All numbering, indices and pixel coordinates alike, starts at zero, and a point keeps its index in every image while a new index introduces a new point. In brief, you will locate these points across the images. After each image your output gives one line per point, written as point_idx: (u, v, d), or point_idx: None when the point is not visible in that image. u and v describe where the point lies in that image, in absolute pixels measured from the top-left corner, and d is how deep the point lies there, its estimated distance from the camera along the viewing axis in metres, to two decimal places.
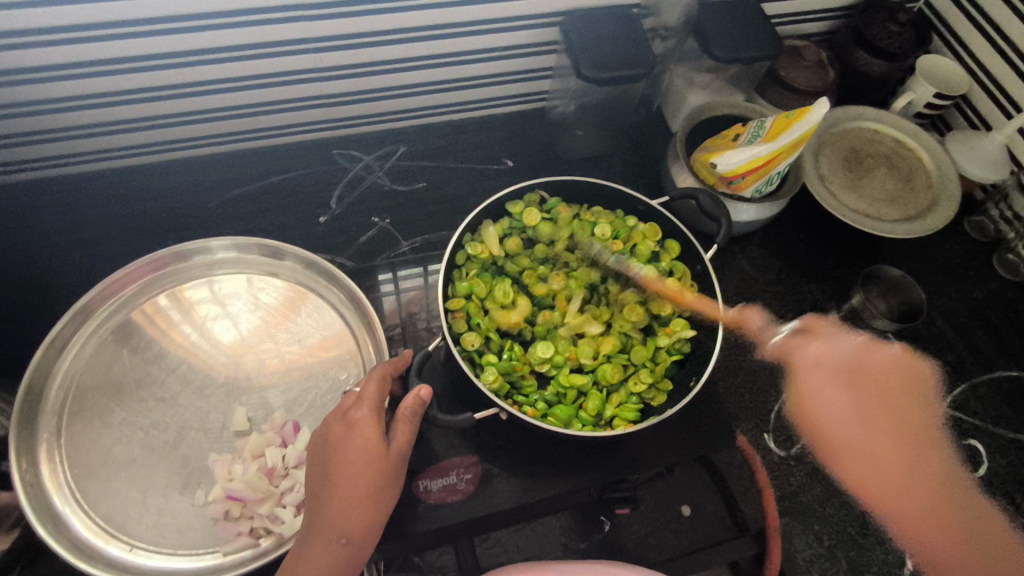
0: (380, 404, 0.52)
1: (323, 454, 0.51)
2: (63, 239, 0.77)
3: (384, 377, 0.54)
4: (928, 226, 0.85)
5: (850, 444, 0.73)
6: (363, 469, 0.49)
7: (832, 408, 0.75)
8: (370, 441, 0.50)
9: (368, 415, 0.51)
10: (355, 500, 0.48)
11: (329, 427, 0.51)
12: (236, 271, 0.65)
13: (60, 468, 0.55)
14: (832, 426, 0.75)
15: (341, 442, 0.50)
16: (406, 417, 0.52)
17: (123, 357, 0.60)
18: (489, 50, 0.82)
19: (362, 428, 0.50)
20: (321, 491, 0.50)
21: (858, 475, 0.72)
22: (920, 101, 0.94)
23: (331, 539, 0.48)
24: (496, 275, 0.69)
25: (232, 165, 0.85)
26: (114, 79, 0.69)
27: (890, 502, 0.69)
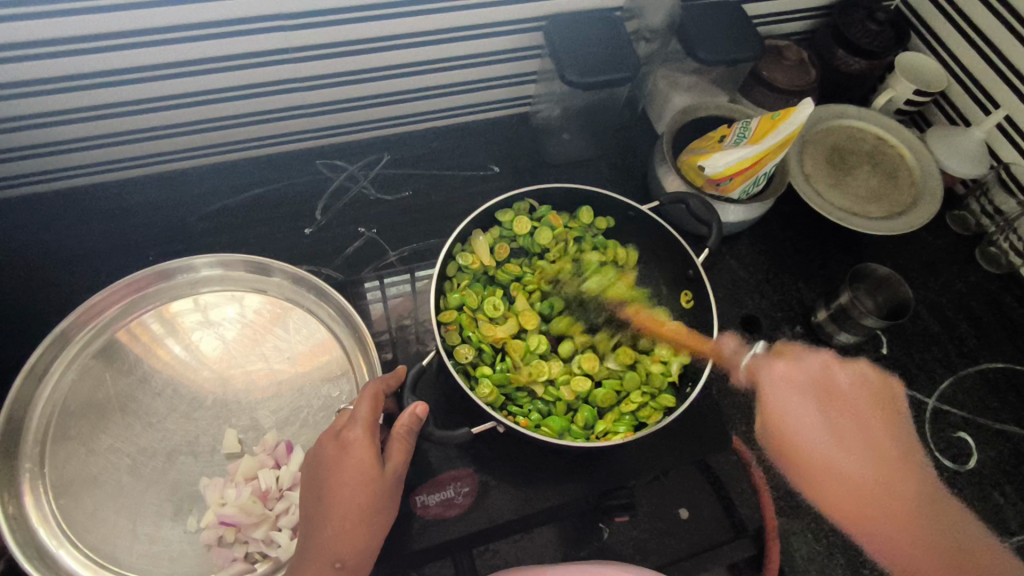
0: (374, 423, 0.51)
1: (314, 477, 0.49)
2: (39, 258, 0.75)
3: (377, 394, 0.53)
4: (912, 222, 0.86)
5: (838, 472, 0.72)
6: (358, 490, 0.48)
7: (818, 437, 0.74)
8: (364, 462, 0.49)
9: (362, 435, 0.50)
10: (349, 522, 0.48)
11: (322, 447, 0.50)
12: (221, 288, 0.64)
13: (45, 500, 0.53)
14: (799, 446, 0.74)
15: (334, 464, 0.49)
16: (401, 436, 0.51)
17: (106, 383, 0.58)
18: (472, 56, 0.81)
19: (355, 448, 0.49)
20: (316, 514, 0.48)
21: (830, 496, 0.71)
22: (899, 98, 0.95)
23: (325, 563, 0.47)
24: (488, 286, 0.69)
25: (213, 179, 0.83)
26: (90, 95, 0.67)
27: (874, 526, 0.69)
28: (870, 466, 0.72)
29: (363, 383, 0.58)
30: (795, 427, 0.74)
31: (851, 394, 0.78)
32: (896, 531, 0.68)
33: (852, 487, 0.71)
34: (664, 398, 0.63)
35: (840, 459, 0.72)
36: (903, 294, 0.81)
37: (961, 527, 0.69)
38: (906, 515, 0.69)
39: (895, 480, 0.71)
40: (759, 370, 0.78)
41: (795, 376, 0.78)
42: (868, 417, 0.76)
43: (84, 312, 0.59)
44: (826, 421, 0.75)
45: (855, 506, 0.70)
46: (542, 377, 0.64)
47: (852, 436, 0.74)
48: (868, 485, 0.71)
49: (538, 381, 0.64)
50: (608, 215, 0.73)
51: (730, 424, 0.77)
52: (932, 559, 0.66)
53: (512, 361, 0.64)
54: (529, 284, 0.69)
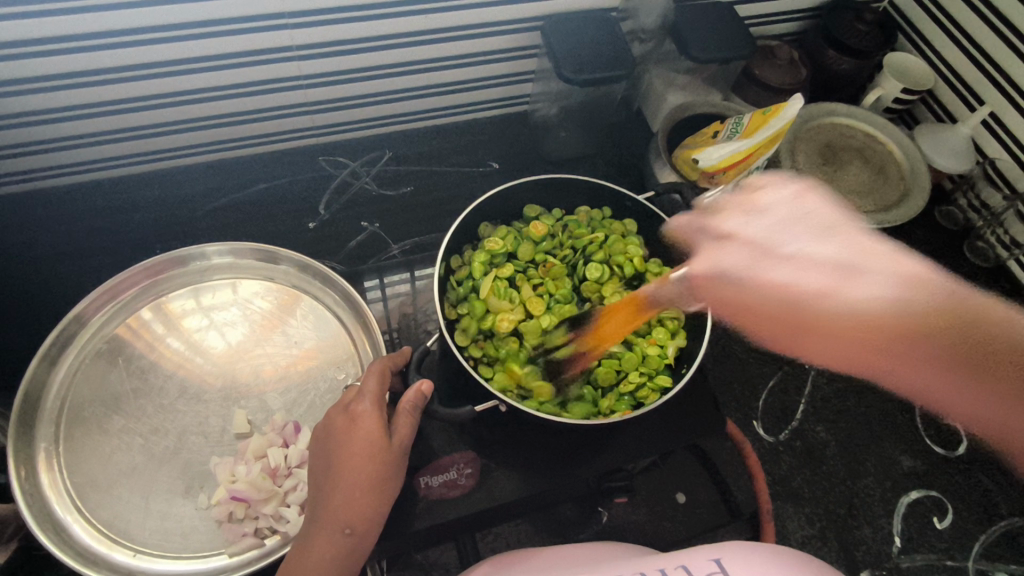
0: (382, 397, 0.53)
1: (324, 448, 0.51)
2: (49, 250, 0.77)
3: (383, 372, 0.55)
4: (902, 216, 0.88)
5: (852, 309, 0.60)
6: (366, 460, 0.50)
7: (815, 253, 0.62)
8: (372, 434, 0.50)
9: (369, 407, 0.51)
10: (358, 491, 0.49)
11: (331, 421, 0.52)
12: (230, 276, 0.65)
13: (60, 477, 0.54)
14: (783, 304, 0.64)
15: (343, 435, 0.51)
16: (407, 411, 0.53)
17: (118, 366, 0.59)
18: (471, 54, 0.83)
19: (363, 420, 0.51)
20: (325, 484, 0.50)
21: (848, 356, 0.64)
22: (889, 96, 0.98)
23: (335, 530, 0.48)
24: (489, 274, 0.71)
25: (219, 174, 0.85)
26: (101, 90, 0.69)
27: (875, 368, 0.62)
28: (895, 268, 0.61)
29: (368, 363, 0.60)
30: (776, 280, 0.63)
31: (782, 236, 0.64)
32: (936, 369, 0.59)
33: (867, 319, 0.60)
34: (661, 380, 0.65)
35: (857, 283, 0.60)
36: None
37: (964, 305, 0.57)
38: (902, 331, 0.58)
39: (924, 327, 0.57)
40: (717, 263, 0.66)
41: (739, 240, 0.65)
42: (815, 233, 0.63)
43: (100, 296, 0.61)
44: (811, 265, 0.61)
45: (886, 339, 0.59)
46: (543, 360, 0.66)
47: (849, 264, 0.60)
48: (869, 318, 0.59)
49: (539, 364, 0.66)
50: (605, 206, 0.75)
51: (725, 411, 0.79)
52: (964, 374, 0.57)
53: (514, 346, 0.66)
54: (529, 273, 0.71)
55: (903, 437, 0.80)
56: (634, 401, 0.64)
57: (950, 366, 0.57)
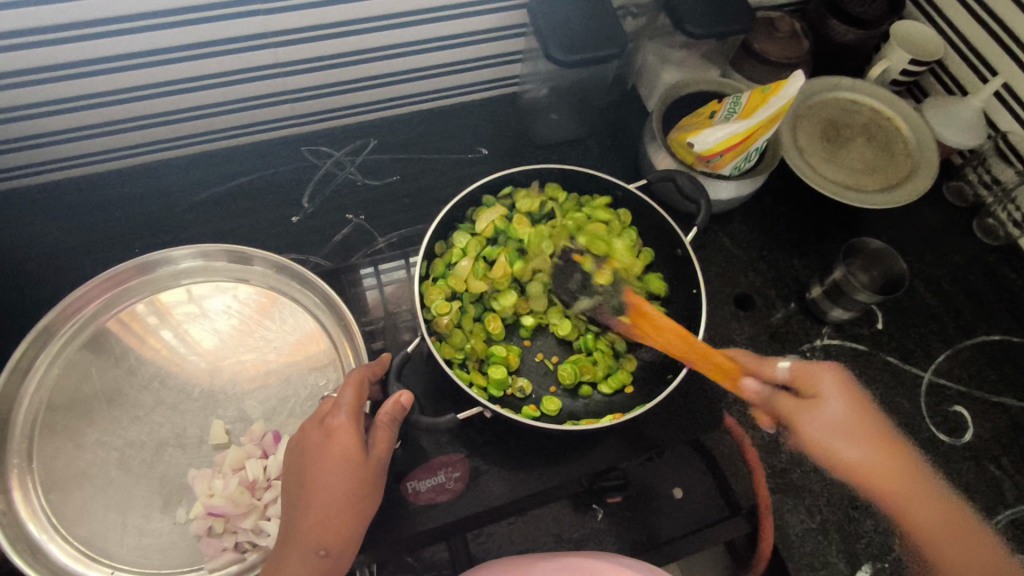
0: (359, 411, 0.52)
1: (298, 465, 0.50)
2: (24, 253, 0.74)
3: (361, 382, 0.53)
4: (905, 196, 0.86)
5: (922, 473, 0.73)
6: (343, 478, 0.49)
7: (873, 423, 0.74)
8: (349, 451, 0.50)
9: (346, 422, 0.50)
10: (333, 509, 0.49)
11: (306, 434, 0.51)
12: (203, 279, 0.63)
13: (34, 494, 0.52)
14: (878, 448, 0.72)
15: (318, 451, 0.50)
16: (384, 424, 0.52)
17: (92, 376, 0.58)
18: (457, 35, 0.80)
19: (341, 435, 0.50)
20: (299, 501, 0.49)
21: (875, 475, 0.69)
22: (896, 68, 0.94)
23: (308, 550, 0.48)
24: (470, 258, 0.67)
25: (197, 169, 0.82)
26: (69, 86, 0.66)
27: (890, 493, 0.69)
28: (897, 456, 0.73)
29: (350, 369, 0.58)
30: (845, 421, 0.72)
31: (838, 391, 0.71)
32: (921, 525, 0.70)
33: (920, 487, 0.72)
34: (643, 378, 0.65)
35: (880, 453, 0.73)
36: (897, 270, 0.79)
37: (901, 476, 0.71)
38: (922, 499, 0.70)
39: (890, 456, 0.70)
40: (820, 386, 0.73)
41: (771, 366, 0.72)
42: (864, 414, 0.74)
43: (66, 307, 0.58)
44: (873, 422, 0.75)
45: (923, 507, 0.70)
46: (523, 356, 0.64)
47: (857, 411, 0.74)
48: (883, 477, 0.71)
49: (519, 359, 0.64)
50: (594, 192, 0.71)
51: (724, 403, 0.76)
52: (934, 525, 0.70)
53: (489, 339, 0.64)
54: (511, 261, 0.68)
55: (907, 426, 0.78)
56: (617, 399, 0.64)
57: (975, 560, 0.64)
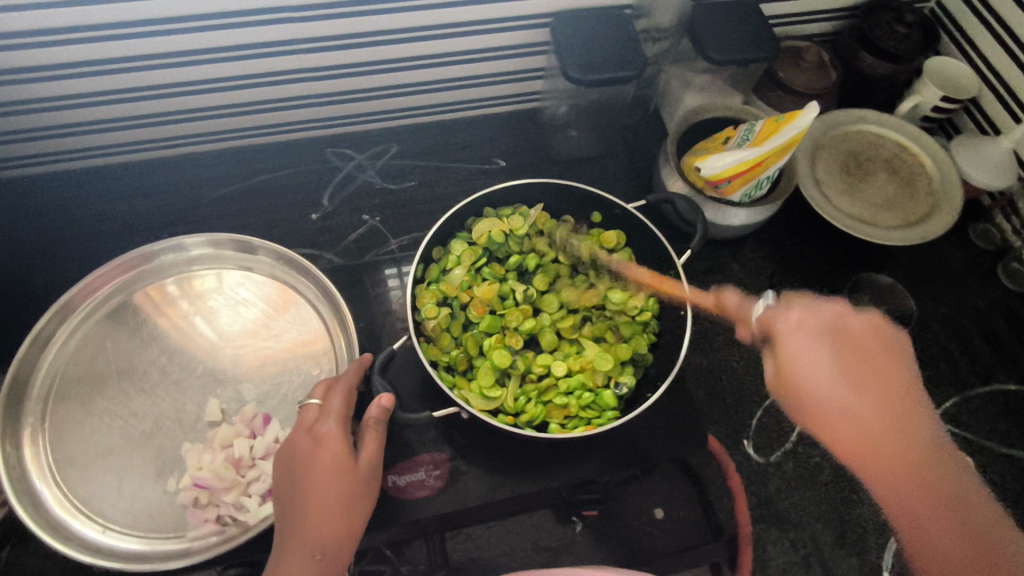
0: (346, 418, 0.55)
1: (288, 474, 0.52)
2: (63, 231, 0.80)
3: (348, 390, 0.57)
4: (925, 234, 0.84)
5: (847, 413, 0.56)
6: (335, 481, 0.52)
7: (819, 362, 0.59)
8: (338, 455, 0.53)
9: (334, 429, 0.54)
10: (330, 508, 0.51)
11: (295, 441, 0.54)
12: (213, 266, 0.67)
13: (43, 452, 0.57)
14: (824, 408, 0.57)
15: (307, 456, 0.53)
16: (371, 427, 0.56)
17: (107, 349, 0.62)
18: (482, 50, 0.83)
19: (329, 440, 0.53)
20: (292, 507, 0.52)
21: (865, 466, 0.56)
22: (926, 103, 0.92)
23: (307, 553, 0.50)
24: (463, 268, 0.65)
25: (227, 163, 0.87)
26: (112, 78, 0.71)
27: (881, 477, 0.56)
28: (872, 400, 0.57)
29: (343, 359, 0.61)
30: (807, 375, 0.58)
31: (836, 352, 0.59)
32: (929, 512, 0.54)
33: (862, 431, 0.56)
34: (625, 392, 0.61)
35: (853, 387, 0.57)
36: (903, 305, 0.87)
37: (942, 467, 0.56)
38: (877, 431, 0.56)
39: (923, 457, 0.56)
40: (800, 349, 0.60)
41: (797, 332, 0.61)
42: (838, 357, 0.59)
43: (82, 290, 0.63)
44: (845, 379, 0.57)
45: (906, 460, 0.55)
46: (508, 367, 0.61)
47: (845, 343, 0.60)
48: (877, 431, 0.55)
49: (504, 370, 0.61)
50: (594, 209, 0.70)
51: (714, 428, 0.76)
52: (936, 512, 0.54)
53: (475, 348, 0.62)
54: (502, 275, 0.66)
55: None
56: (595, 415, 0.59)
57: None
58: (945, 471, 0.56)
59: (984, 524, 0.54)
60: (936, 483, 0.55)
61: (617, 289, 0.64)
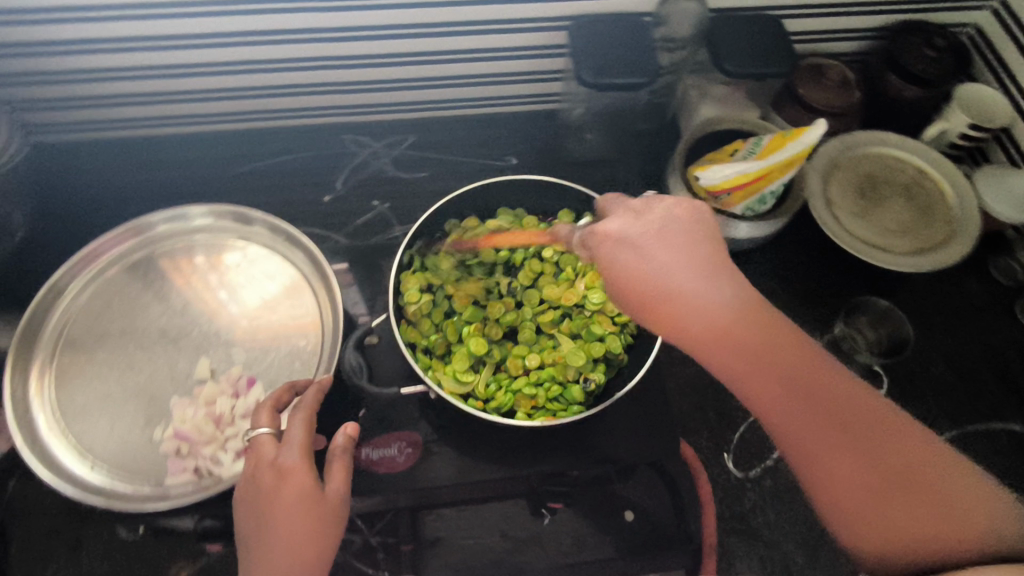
0: (310, 449, 0.54)
1: (253, 509, 0.50)
2: (98, 196, 0.86)
3: (309, 415, 0.56)
4: (937, 261, 0.82)
5: (703, 310, 0.50)
6: (305, 513, 0.50)
7: (651, 259, 0.53)
8: (306, 486, 0.51)
9: (299, 459, 0.52)
10: (303, 540, 0.49)
11: (258, 476, 0.52)
12: (213, 235, 0.70)
13: (48, 394, 0.62)
14: (661, 304, 0.51)
15: (273, 490, 0.51)
16: (338, 456, 0.56)
17: (114, 305, 0.66)
18: (500, 48, 0.84)
19: (296, 471, 0.52)
20: (258, 546, 0.49)
21: (758, 384, 0.47)
22: (954, 131, 0.90)
23: None
24: (450, 258, 0.68)
25: (251, 143, 0.91)
26: (144, 56, 0.75)
27: (772, 413, 0.47)
28: (733, 299, 0.50)
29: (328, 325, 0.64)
30: (651, 274, 0.52)
31: (671, 233, 0.54)
32: (810, 417, 0.46)
33: (716, 322, 0.49)
34: (594, 388, 0.62)
35: (703, 285, 0.51)
36: (903, 331, 0.84)
37: (850, 388, 0.47)
38: (727, 327, 0.49)
39: (801, 359, 0.48)
40: (621, 235, 0.55)
41: (620, 225, 0.56)
42: (671, 248, 0.53)
43: (81, 260, 0.66)
44: (693, 265, 0.52)
45: (788, 381, 0.47)
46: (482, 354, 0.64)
47: (674, 243, 0.53)
48: (732, 323, 0.49)
49: (479, 357, 0.63)
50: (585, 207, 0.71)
51: (694, 438, 0.76)
52: (853, 448, 0.45)
53: (454, 335, 0.64)
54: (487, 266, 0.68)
55: None
56: (560, 407, 0.60)
57: (904, 500, 0.44)
58: (852, 404, 0.46)
59: (880, 437, 0.45)
60: (846, 417, 0.46)
61: (485, 241, 0.67)
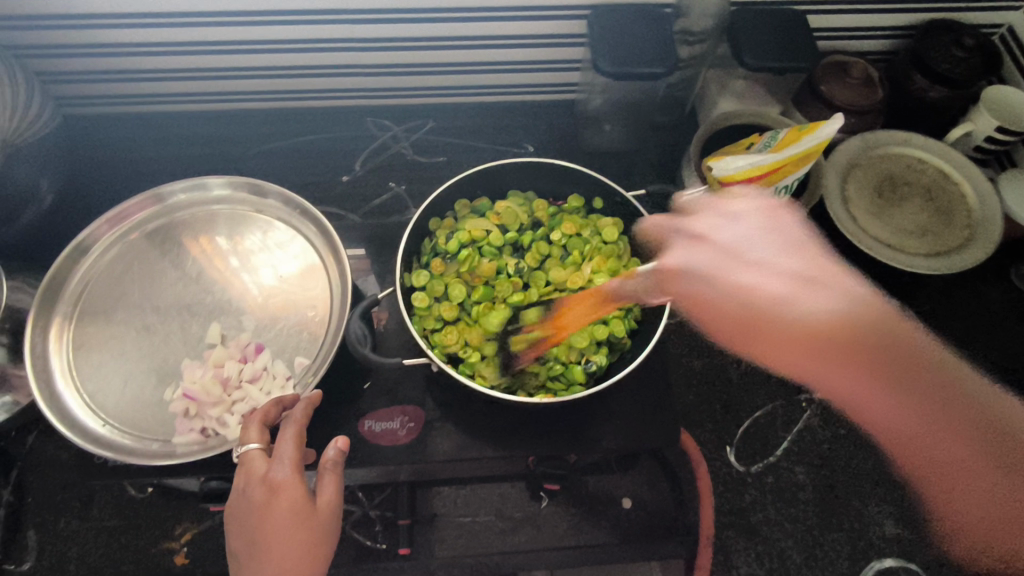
0: (301, 464, 0.53)
1: (244, 529, 0.50)
2: (128, 170, 0.89)
3: (300, 426, 0.55)
4: (954, 265, 0.81)
5: (792, 313, 0.61)
6: (296, 531, 0.50)
7: (773, 264, 0.63)
8: (297, 503, 0.51)
9: (289, 477, 0.52)
10: (291, 562, 0.50)
11: (248, 493, 0.51)
12: (227, 208, 0.71)
13: (66, 351, 0.64)
14: (747, 313, 0.64)
15: (263, 508, 0.51)
16: (330, 469, 0.54)
17: (132, 269, 0.68)
18: (522, 37, 0.84)
19: (287, 488, 0.51)
20: (252, 560, 0.50)
21: (828, 381, 0.61)
22: (980, 133, 0.88)
23: None
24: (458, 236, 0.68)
25: (274, 123, 0.93)
26: (170, 33, 0.77)
27: (814, 377, 0.63)
28: (798, 285, 0.62)
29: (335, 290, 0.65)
30: (728, 282, 0.64)
31: (744, 249, 0.64)
32: (879, 380, 0.58)
33: (808, 325, 0.60)
34: (594, 369, 0.62)
35: (809, 291, 0.61)
36: None
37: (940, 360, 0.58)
38: (822, 329, 0.59)
39: (871, 317, 0.60)
40: (687, 260, 0.65)
41: (708, 241, 0.65)
42: (738, 253, 0.64)
43: (111, 219, 0.68)
44: (777, 252, 0.64)
45: (842, 356, 0.58)
46: (487, 332, 0.64)
47: (745, 256, 0.63)
48: (822, 326, 0.59)
49: (483, 335, 0.64)
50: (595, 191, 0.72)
51: (698, 430, 0.76)
52: (916, 399, 0.56)
53: (460, 313, 0.65)
54: (496, 244, 0.68)
55: (895, 503, 0.73)
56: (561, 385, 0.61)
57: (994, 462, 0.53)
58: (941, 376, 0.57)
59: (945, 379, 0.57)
60: (934, 384, 0.56)
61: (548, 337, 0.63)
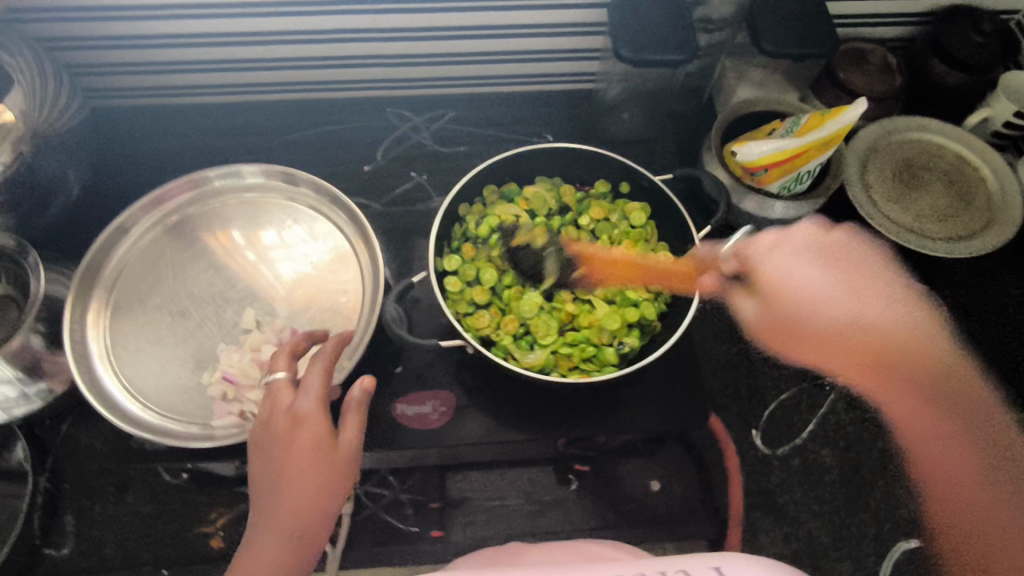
0: (327, 399, 0.54)
1: (265, 453, 0.52)
2: (148, 158, 0.89)
3: (329, 366, 0.56)
4: (976, 248, 0.81)
5: (836, 319, 0.62)
6: (313, 460, 0.51)
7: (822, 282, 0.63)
8: (318, 433, 0.52)
9: (313, 408, 0.53)
10: (310, 490, 0.50)
11: (273, 421, 0.53)
12: (259, 195, 0.72)
13: (103, 336, 0.65)
14: (791, 316, 0.64)
15: (286, 435, 0.52)
16: (353, 408, 0.55)
17: (166, 255, 0.69)
18: (544, 24, 0.85)
19: (309, 419, 0.53)
20: (268, 486, 0.51)
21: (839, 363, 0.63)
22: (998, 118, 0.88)
23: (285, 534, 0.49)
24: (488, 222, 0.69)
25: (295, 113, 0.94)
26: (198, 23, 0.78)
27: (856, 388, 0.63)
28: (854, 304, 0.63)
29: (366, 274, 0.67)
30: (790, 294, 0.63)
31: (818, 266, 0.63)
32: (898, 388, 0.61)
33: (847, 335, 0.62)
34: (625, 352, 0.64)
35: (859, 307, 0.63)
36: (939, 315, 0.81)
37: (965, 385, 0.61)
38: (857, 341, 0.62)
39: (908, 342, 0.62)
40: (763, 261, 0.63)
41: (787, 244, 0.63)
42: (814, 268, 0.63)
43: (150, 202, 0.70)
44: (840, 277, 0.64)
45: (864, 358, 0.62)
46: (518, 316, 0.65)
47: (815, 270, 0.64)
48: (861, 333, 0.62)
49: (515, 319, 0.65)
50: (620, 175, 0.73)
51: (724, 413, 0.76)
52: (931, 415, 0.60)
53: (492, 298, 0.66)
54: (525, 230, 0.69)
55: None
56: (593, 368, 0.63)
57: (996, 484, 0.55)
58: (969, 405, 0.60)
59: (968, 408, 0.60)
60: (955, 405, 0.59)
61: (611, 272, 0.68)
